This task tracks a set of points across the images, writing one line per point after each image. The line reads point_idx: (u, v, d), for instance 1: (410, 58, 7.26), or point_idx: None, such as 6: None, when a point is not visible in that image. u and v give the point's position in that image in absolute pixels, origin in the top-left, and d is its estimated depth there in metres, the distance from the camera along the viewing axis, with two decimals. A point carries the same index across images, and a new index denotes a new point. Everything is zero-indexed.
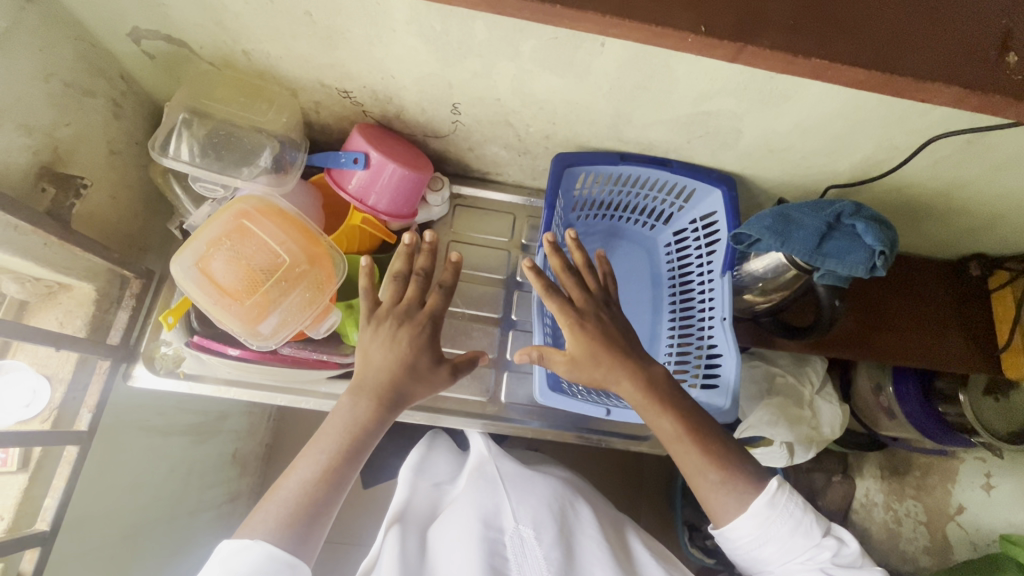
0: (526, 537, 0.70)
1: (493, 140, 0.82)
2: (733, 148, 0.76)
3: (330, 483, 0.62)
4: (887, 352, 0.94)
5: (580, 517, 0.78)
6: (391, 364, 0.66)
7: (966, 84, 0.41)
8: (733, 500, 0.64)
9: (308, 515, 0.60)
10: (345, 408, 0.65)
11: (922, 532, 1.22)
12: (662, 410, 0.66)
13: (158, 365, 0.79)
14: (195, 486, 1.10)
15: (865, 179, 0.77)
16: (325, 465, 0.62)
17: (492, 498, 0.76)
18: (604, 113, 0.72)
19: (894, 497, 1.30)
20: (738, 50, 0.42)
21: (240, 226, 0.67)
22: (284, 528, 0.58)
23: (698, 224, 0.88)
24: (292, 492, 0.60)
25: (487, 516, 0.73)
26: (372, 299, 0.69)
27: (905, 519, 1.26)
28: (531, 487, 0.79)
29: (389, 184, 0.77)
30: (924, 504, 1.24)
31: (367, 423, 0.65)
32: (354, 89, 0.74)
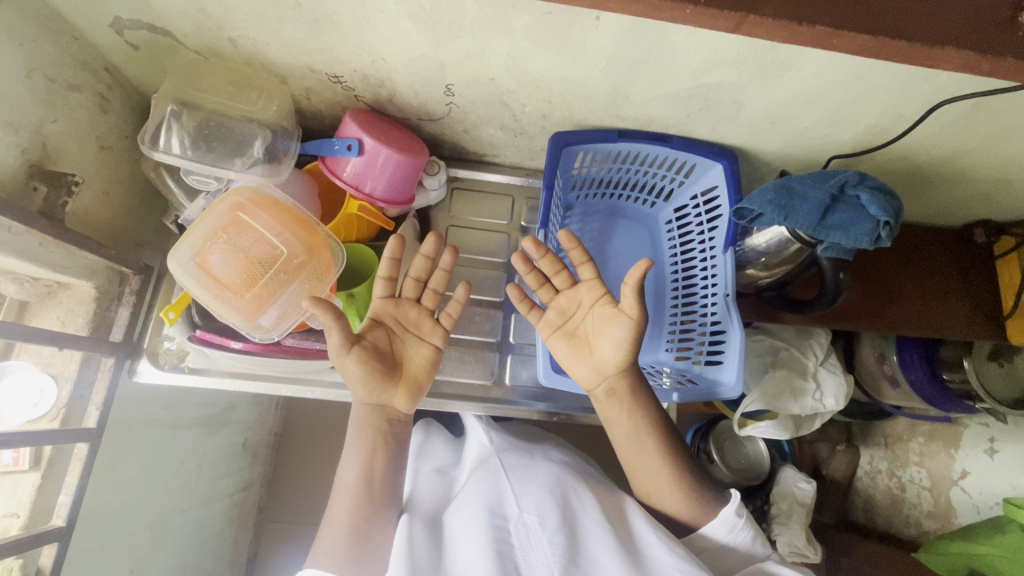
0: (530, 524, 0.71)
1: (488, 121, 0.80)
2: (734, 121, 0.75)
3: (360, 512, 0.71)
4: (892, 323, 0.95)
5: (584, 495, 0.77)
6: (364, 379, 0.71)
7: (977, 47, 0.40)
8: (698, 511, 0.75)
9: (360, 544, 0.69)
10: (361, 439, 0.73)
11: (926, 497, 1.26)
12: (636, 429, 0.76)
13: (162, 361, 0.80)
14: (206, 476, 1.11)
15: (871, 149, 0.75)
16: (359, 501, 0.71)
17: (496, 488, 0.77)
18: (601, 89, 0.71)
19: (897, 464, 1.34)
20: (742, 19, 0.40)
21: (236, 218, 0.65)
22: (340, 560, 0.67)
23: (699, 199, 0.87)
24: (341, 524, 0.70)
25: (491, 505, 0.74)
26: (418, 322, 0.75)
27: (908, 484, 1.30)
28: (532, 474, 0.79)
29: (384, 171, 0.76)
30: (928, 470, 1.27)
31: (362, 453, 0.73)
32: (344, 73, 0.72)
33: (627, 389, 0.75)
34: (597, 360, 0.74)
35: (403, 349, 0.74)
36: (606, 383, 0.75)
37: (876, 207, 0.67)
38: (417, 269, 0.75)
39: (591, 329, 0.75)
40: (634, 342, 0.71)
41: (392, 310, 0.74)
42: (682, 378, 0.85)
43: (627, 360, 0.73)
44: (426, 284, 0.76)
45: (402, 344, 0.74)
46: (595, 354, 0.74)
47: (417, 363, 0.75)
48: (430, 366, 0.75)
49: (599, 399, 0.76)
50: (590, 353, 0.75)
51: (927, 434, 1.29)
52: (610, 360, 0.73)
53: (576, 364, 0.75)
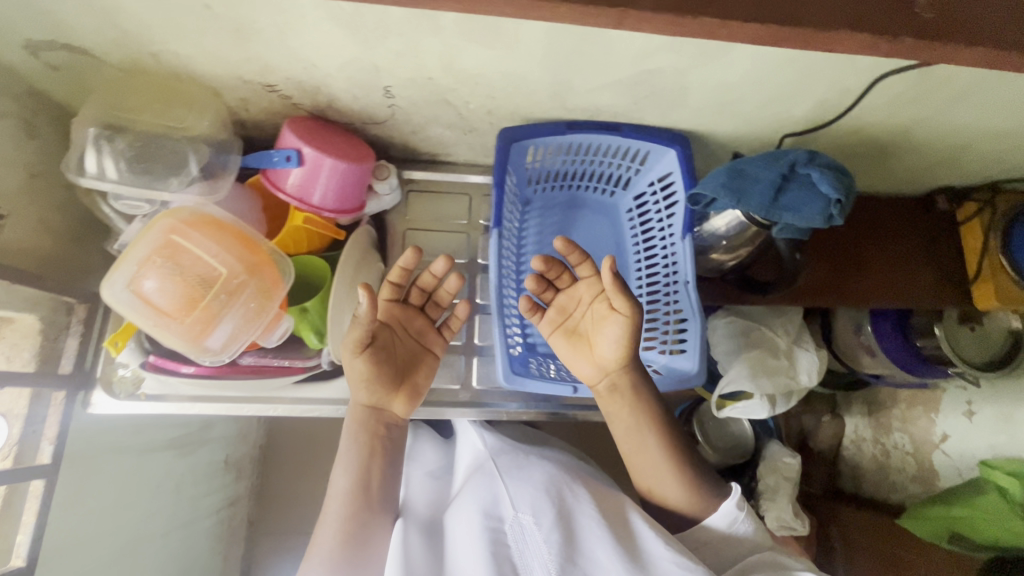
0: (526, 524, 0.70)
1: (435, 121, 0.78)
2: (682, 105, 0.73)
3: (354, 517, 0.72)
4: (858, 297, 0.95)
5: (578, 491, 0.77)
6: (368, 381, 0.73)
7: (874, 29, 0.40)
8: (695, 499, 0.76)
9: (351, 548, 0.70)
10: (355, 443, 0.74)
11: (910, 462, 1.29)
12: (638, 424, 0.75)
13: (117, 390, 0.78)
14: (186, 497, 1.10)
15: (823, 124, 0.74)
16: (352, 507, 0.72)
17: (490, 488, 0.76)
18: (543, 82, 0.69)
19: (881, 432, 1.36)
20: (624, 13, 0.39)
21: (171, 242, 0.61)
22: (334, 564, 0.69)
23: (656, 185, 0.85)
24: (334, 528, 0.71)
25: (486, 506, 0.74)
26: (422, 330, 0.80)
27: (893, 450, 1.33)
28: (527, 472, 0.78)
29: (328, 180, 0.74)
30: (911, 435, 1.29)
31: (357, 459, 0.74)
32: (278, 82, 0.70)
33: (629, 385, 0.74)
34: (598, 355, 0.73)
35: (409, 355, 0.78)
36: (607, 379, 0.74)
37: (826, 185, 0.66)
38: (428, 280, 0.78)
39: (590, 326, 0.74)
40: (631, 342, 0.69)
41: (400, 316, 0.77)
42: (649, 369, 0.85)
43: (627, 355, 0.71)
44: (432, 294, 0.81)
45: (407, 350, 0.78)
46: (596, 352, 0.73)
47: (419, 370, 0.78)
48: (428, 372, 0.79)
49: (603, 395, 0.76)
50: (590, 350, 0.74)
51: (907, 400, 1.31)
52: (609, 358, 0.72)
53: (578, 360, 0.75)
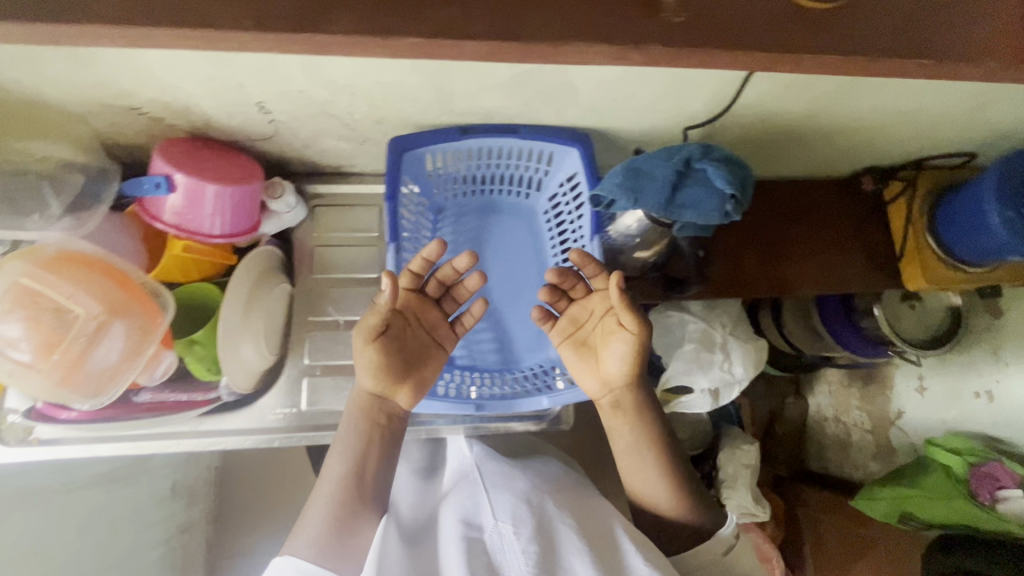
0: (505, 532, 0.68)
1: (325, 134, 0.74)
2: (576, 103, 0.70)
3: (343, 505, 0.69)
4: (788, 285, 0.92)
5: (561, 499, 0.76)
6: (374, 371, 0.70)
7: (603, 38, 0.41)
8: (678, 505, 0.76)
9: (337, 536, 0.67)
10: (354, 433, 0.71)
11: (869, 439, 1.28)
12: (637, 444, 0.76)
13: (8, 437, 0.74)
14: (126, 532, 1.07)
15: (721, 112, 0.71)
16: (344, 494, 0.69)
17: (473, 497, 0.74)
18: (423, 88, 0.65)
19: (842, 410, 1.35)
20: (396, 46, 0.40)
21: (29, 284, 0.58)
22: (318, 550, 0.65)
23: (566, 186, 0.82)
24: (321, 514, 0.68)
25: (467, 516, 0.72)
26: (438, 324, 0.77)
27: (853, 429, 1.32)
28: (511, 480, 0.76)
29: (207, 204, 0.69)
30: (869, 413, 1.29)
31: (356, 444, 0.71)
32: (141, 104, 0.65)
33: (633, 403, 0.75)
34: (606, 368, 0.74)
35: (421, 349, 0.75)
36: (611, 396, 0.76)
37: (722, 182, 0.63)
38: (446, 272, 0.75)
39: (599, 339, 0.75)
40: (638, 355, 0.72)
41: (416, 308, 0.75)
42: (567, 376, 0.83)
43: (632, 372, 0.73)
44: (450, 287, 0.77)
45: (420, 345, 0.75)
46: (603, 367, 0.74)
47: (428, 369, 0.75)
48: (435, 368, 0.76)
49: (609, 411, 0.77)
50: (596, 366, 0.75)
51: (862, 379, 1.30)
52: (616, 374, 0.74)
53: (582, 372, 0.76)
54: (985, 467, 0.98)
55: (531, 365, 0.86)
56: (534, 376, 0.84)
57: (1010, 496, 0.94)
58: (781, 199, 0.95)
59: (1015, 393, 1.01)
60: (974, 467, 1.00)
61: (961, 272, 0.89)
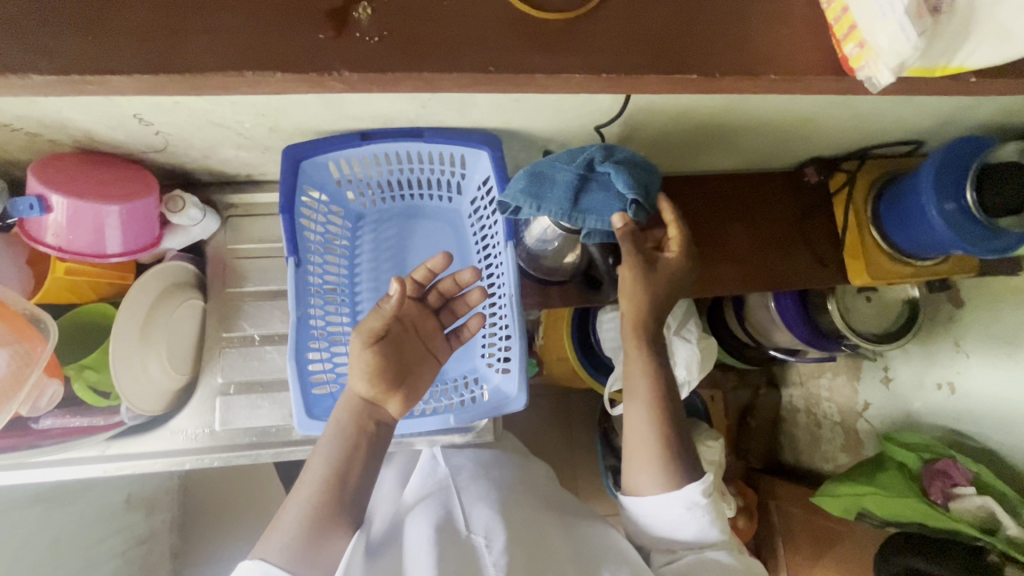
0: (479, 545, 0.65)
1: (220, 143, 0.71)
2: (477, 104, 0.66)
3: (320, 515, 0.60)
4: (727, 285, 0.88)
5: (539, 520, 0.72)
6: (372, 374, 0.62)
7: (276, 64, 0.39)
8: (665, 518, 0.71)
9: (312, 544, 0.58)
10: (340, 436, 0.63)
11: (838, 431, 1.25)
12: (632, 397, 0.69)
13: None
14: (71, 548, 1.09)
15: (617, 114, 0.67)
16: (323, 500, 0.60)
17: (445, 507, 0.70)
18: (307, 94, 0.62)
19: (812, 402, 1.32)
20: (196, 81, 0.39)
21: None
22: (290, 557, 0.57)
23: (484, 189, 0.78)
24: (297, 519, 0.59)
25: (443, 522, 0.67)
26: (434, 335, 0.71)
27: (823, 421, 1.29)
28: (487, 493, 0.73)
29: (90, 223, 0.66)
30: (837, 404, 1.26)
31: (340, 451, 0.62)
32: (10, 121, 0.62)
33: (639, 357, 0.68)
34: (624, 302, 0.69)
35: (419, 358, 0.68)
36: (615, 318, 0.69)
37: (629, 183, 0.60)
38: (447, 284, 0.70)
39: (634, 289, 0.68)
40: (643, 306, 0.66)
41: (416, 316, 0.69)
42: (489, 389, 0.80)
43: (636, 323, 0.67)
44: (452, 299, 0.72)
45: (416, 352, 0.68)
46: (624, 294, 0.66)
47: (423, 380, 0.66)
48: (429, 378, 0.69)
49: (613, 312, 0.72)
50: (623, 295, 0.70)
51: (829, 371, 1.27)
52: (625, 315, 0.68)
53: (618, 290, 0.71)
54: (938, 464, 0.94)
55: (455, 376, 0.83)
56: (456, 389, 0.82)
57: (963, 493, 0.89)
58: (721, 193, 0.91)
59: (975, 385, 0.97)
60: (927, 463, 0.96)
61: (908, 266, 0.86)
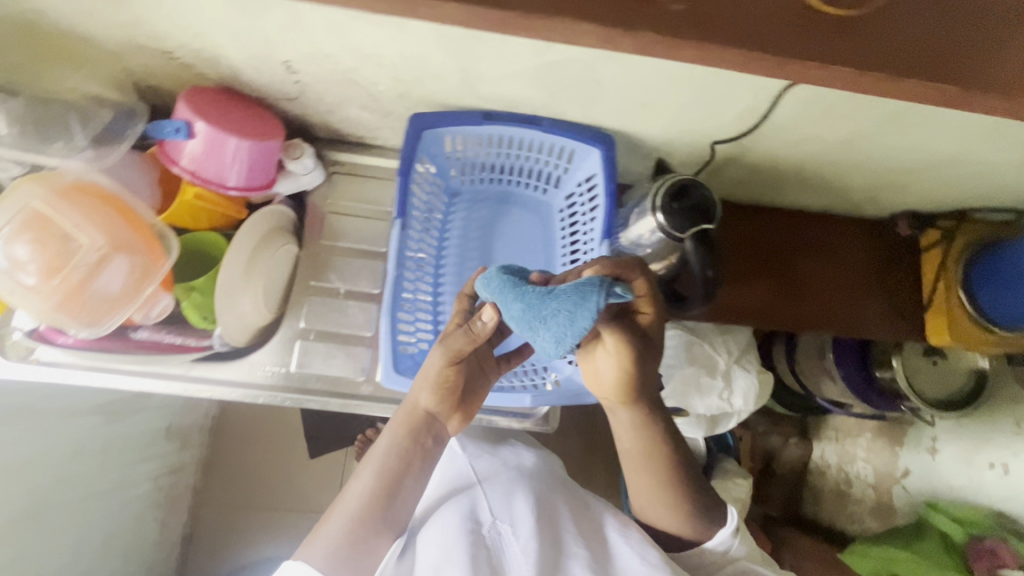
0: (504, 532, 0.70)
1: (348, 101, 0.74)
2: (603, 101, 0.68)
3: (364, 527, 0.64)
4: (799, 322, 0.88)
5: (563, 512, 0.75)
6: (440, 390, 0.67)
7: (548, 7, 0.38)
8: (698, 529, 0.75)
9: (354, 553, 0.63)
10: (392, 449, 0.68)
11: (869, 493, 1.22)
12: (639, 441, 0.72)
13: (9, 352, 0.76)
14: (114, 462, 1.14)
15: (748, 131, 0.69)
16: (370, 508, 0.65)
17: (468, 495, 0.75)
18: (448, 66, 0.64)
19: (845, 459, 1.28)
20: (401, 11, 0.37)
21: (40, 214, 0.59)
22: (334, 563, 0.61)
23: (584, 187, 0.80)
24: (342, 524, 0.64)
25: (466, 510, 0.72)
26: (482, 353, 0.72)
27: (856, 481, 1.25)
28: (508, 485, 0.78)
29: (225, 156, 0.70)
30: (873, 467, 1.22)
31: (392, 465, 0.67)
32: (173, 48, 0.66)
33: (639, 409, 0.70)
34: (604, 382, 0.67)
35: (478, 378, 0.71)
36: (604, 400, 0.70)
37: (588, 289, 0.54)
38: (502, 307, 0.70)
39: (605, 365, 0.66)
40: (633, 374, 0.65)
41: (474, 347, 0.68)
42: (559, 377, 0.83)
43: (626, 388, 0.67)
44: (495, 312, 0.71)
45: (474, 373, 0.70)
46: (601, 378, 0.66)
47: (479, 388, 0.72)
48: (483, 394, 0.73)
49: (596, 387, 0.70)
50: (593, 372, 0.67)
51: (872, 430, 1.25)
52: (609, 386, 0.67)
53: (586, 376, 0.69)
54: (987, 543, 0.93)
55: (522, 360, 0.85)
56: (525, 373, 0.84)
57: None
58: (807, 231, 0.91)
59: None
60: (975, 540, 0.95)
61: (990, 332, 0.81)
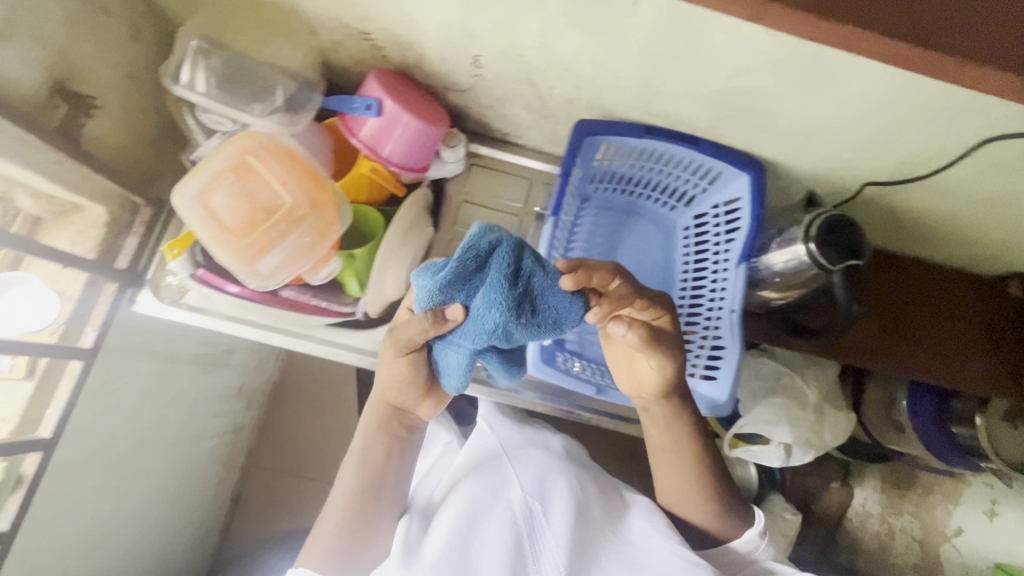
0: (536, 513, 0.70)
1: (513, 99, 0.78)
2: (768, 130, 0.71)
3: (359, 519, 0.69)
4: (905, 367, 0.87)
5: (592, 494, 0.76)
6: (397, 384, 0.68)
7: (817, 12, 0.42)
8: (719, 524, 0.74)
9: (355, 542, 0.68)
10: (369, 445, 0.71)
11: (914, 548, 1.15)
12: (673, 438, 0.74)
13: (163, 294, 0.81)
14: (198, 412, 1.19)
15: (906, 178, 0.71)
16: (361, 498, 0.70)
17: (497, 474, 0.74)
18: (631, 79, 0.68)
19: (890, 511, 1.19)
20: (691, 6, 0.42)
21: (244, 162, 0.63)
22: (335, 558, 0.67)
23: (720, 209, 0.83)
24: (339, 517, 0.69)
25: (495, 490, 0.71)
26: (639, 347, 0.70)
27: (898, 534, 1.17)
28: (538, 467, 0.76)
29: (400, 134, 0.74)
30: (922, 521, 1.15)
31: (374, 463, 0.71)
32: (373, 30, 0.71)
33: (664, 409, 0.72)
34: (641, 375, 0.70)
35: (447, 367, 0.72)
36: (641, 404, 0.74)
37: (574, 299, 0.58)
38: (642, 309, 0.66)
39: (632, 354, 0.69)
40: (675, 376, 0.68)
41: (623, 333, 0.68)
42: None
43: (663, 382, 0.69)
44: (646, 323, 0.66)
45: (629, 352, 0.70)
46: (632, 382, 0.72)
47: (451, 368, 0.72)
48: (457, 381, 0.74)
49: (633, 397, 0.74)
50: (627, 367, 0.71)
51: None
52: (646, 383, 0.70)
53: (620, 372, 0.72)
54: None
55: None
56: None
57: None
58: (919, 278, 0.91)
59: None
60: None
61: None
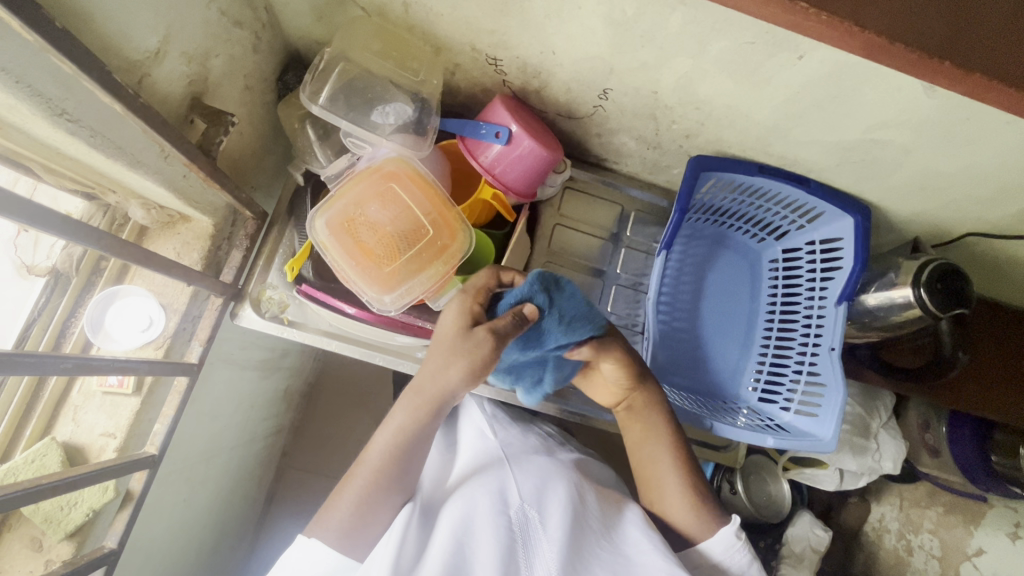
0: (531, 519, 0.64)
1: (627, 130, 0.79)
2: (882, 179, 0.73)
3: (366, 505, 0.64)
4: (986, 403, 0.87)
5: (592, 502, 0.71)
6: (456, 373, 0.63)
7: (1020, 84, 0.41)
8: (698, 523, 0.70)
9: (360, 522, 0.64)
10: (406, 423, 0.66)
11: (933, 566, 1.08)
12: (650, 431, 0.74)
13: (263, 309, 0.78)
14: (253, 417, 1.15)
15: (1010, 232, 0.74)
16: (372, 482, 0.64)
17: (496, 473, 0.70)
18: (760, 122, 0.69)
19: (909, 526, 1.14)
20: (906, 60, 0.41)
21: (387, 189, 0.69)
22: (341, 537, 0.63)
23: (816, 246, 0.85)
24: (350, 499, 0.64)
25: (489, 492, 0.67)
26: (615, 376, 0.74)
27: (917, 550, 1.11)
28: (542, 470, 0.72)
29: (523, 161, 0.74)
30: (941, 540, 1.09)
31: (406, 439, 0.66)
32: (505, 58, 0.69)
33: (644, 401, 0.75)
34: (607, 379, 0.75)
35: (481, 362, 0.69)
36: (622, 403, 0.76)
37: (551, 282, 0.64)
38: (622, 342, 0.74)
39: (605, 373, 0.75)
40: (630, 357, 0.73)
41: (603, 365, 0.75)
42: (768, 423, 0.86)
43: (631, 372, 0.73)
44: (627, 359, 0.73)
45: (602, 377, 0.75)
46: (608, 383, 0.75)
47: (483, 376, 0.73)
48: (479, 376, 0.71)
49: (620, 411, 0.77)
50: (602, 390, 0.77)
51: None
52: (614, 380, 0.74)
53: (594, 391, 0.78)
54: None
55: (724, 399, 0.89)
56: (727, 412, 0.87)
57: None
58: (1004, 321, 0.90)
59: None
60: None
61: None
